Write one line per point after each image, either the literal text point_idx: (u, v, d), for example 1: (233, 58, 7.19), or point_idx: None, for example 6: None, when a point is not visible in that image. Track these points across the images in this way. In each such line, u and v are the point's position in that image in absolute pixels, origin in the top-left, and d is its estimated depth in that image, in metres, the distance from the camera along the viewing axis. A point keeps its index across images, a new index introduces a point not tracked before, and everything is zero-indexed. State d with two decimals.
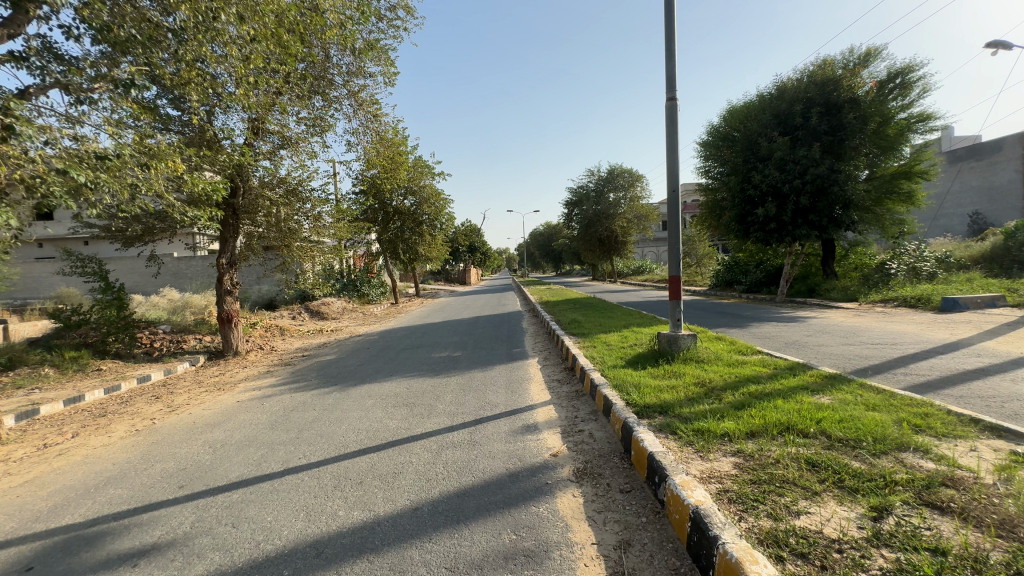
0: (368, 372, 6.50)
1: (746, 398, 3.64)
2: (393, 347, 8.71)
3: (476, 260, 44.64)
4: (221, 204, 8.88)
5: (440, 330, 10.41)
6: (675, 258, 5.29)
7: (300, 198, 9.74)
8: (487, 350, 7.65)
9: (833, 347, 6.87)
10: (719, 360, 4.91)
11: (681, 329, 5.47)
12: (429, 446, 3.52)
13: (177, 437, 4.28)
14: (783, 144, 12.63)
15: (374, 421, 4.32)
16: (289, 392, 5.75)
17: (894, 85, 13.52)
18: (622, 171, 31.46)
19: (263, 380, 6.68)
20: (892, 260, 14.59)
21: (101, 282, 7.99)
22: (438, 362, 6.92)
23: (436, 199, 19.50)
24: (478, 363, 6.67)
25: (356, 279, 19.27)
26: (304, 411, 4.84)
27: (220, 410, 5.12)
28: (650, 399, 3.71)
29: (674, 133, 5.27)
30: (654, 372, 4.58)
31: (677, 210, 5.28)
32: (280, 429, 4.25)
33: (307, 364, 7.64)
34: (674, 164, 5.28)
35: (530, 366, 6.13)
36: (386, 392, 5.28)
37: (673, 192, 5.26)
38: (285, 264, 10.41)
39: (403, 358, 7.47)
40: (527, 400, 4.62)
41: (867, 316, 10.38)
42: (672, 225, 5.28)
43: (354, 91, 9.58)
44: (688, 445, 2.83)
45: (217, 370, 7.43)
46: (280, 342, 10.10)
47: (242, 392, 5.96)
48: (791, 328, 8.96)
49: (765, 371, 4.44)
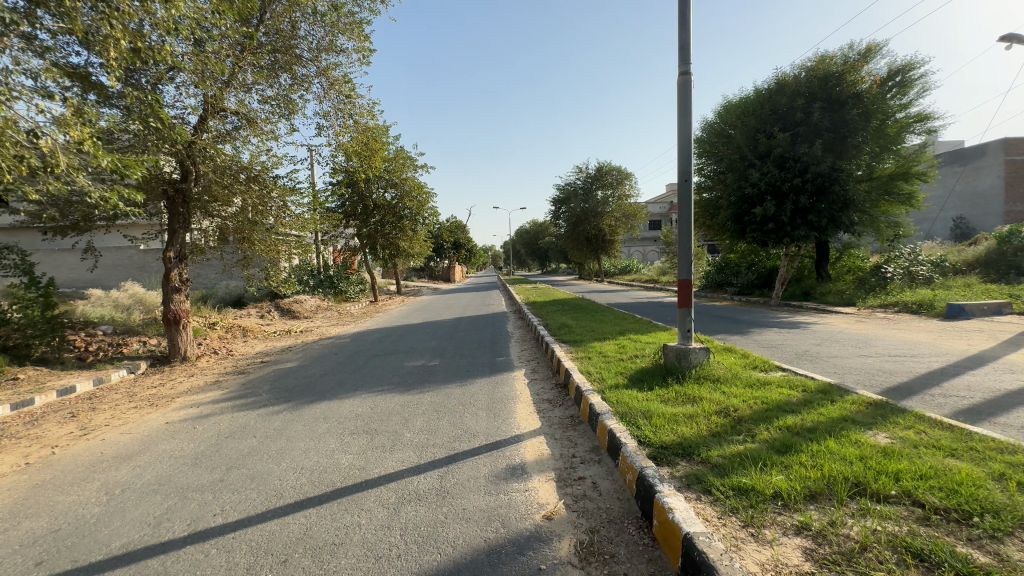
0: (330, 385, 5.65)
1: (786, 435, 2.93)
2: (364, 352, 7.84)
3: (460, 258, 43.67)
4: (169, 190, 7.89)
5: (418, 333, 9.58)
6: (686, 258, 4.56)
7: (263, 187, 8.81)
8: (468, 358, 6.84)
9: (849, 360, 6.21)
10: (737, 379, 4.21)
11: (690, 341, 4.75)
12: (385, 499, 2.72)
13: (73, 476, 3.38)
14: (783, 140, 12.11)
15: (324, 455, 3.50)
16: (232, 410, 4.88)
17: (894, 83, 13.06)
18: (610, 169, 30.94)
19: (208, 393, 5.77)
20: (888, 263, 14.20)
21: (25, 277, 6.96)
22: (412, 372, 6.11)
23: (419, 193, 18.59)
24: (458, 374, 5.87)
25: (332, 276, 18.26)
26: (243, 438, 3.99)
27: (141, 436, 4.22)
28: (666, 436, 2.98)
29: (687, 113, 4.53)
30: (664, 396, 3.86)
31: (689, 202, 4.55)
32: (205, 466, 3.40)
33: (264, 373, 6.74)
34: (686, 148, 4.54)
35: (515, 380, 5.35)
36: (346, 414, 4.44)
37: (685, 181, 4.52)
38: (247, 260, 9.45)
39: (373, 367, 6.60)
40: (512, 427, 3.83)
41: (871, 323, 9.83)
42: (683, 218, 4.55)
43: (325, 68, 8.67)
44: (734, 517, 2.08)
45: (158, 381, 6.48)
46: (239, 345, 9.14)
47: (176, 410, 5.05)
48: (795, 336, 8.32)
49: (794, 395, 3.73)
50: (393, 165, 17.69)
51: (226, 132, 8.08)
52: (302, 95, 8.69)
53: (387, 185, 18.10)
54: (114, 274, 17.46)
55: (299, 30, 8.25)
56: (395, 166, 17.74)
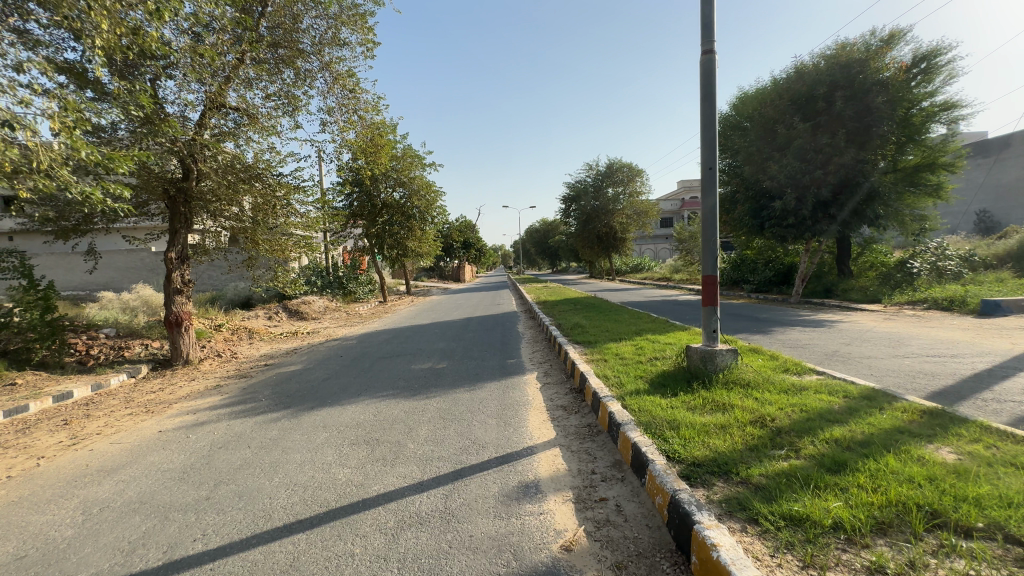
0: (333, 390, 5.38)
1: (834, 450, 2.58)
2: (370, 355, 7.59)
3: (470, 258, 43.46)
4: (169, 190, 7.71)
5: (426, 334, 9.34)
6: (710, 253, 4.22)
7: (267, 185, 8.61)
8: (477, 360, 6.54)
9: (885, 361, 5.80)
10: (769, 384, 3.85)
11: (716, 342, 4.39)
12: (382, 523, 2.43)
13: (50, 492, 3.13)
14: (804, 131, 11.64)
15: (321, 468, 3.23)
16: (230, 417, 4.63)
17: (919, 70, 12.50)
18: (621, 166, 30.50)
19: (206, 399, 5.53)
20: (913, 258, 13.64)
21: (24, 280, 6.80)
22: (418, 376, 5.83)
23: (427, 192, 18.38)
24: (466, 378, 5.58)
25: (341, 277, 18.14)
26: (235, 450, 3.72)
27: (130, 446, 3.98)
28: (698, 452, 2.64)
29: (711, 96, 4.19)
30: (690, 403, 3.52)
31: (714, 192, 4.21)
32: (193, 482, 3.15)
33: (266, 377, 6.50)
34: (711, 133, 4.20)
35: (527, 385, 5.03)
36: (348, 422, 4.17)
37: (710, 169, 4.18)
38: (251, 260, 9.26)
39: (378, 370, 6.34)
40: (524, 438, 3.51)
41: (900, 321, 9.36)
42: (708, 210, 4.22)
43: (328, 63, 8.45)
44: (789, 555, 1.76)
45: (158, 385, 6.28)
46: (243, 348, 8.95)
47: (172, 417, 4.82)
48: (821, 336, 7.89)
49: (836, 403, 3.37)
50: (401, 164, 17.48)
51: (228, 130, 7.90)
52: (306, 91, 8.48)
53: (395, 184, 17.90)
54: (128, 276, 17.51)
55: (301, 23, 8.04)
56: (403, 165, 17.53)
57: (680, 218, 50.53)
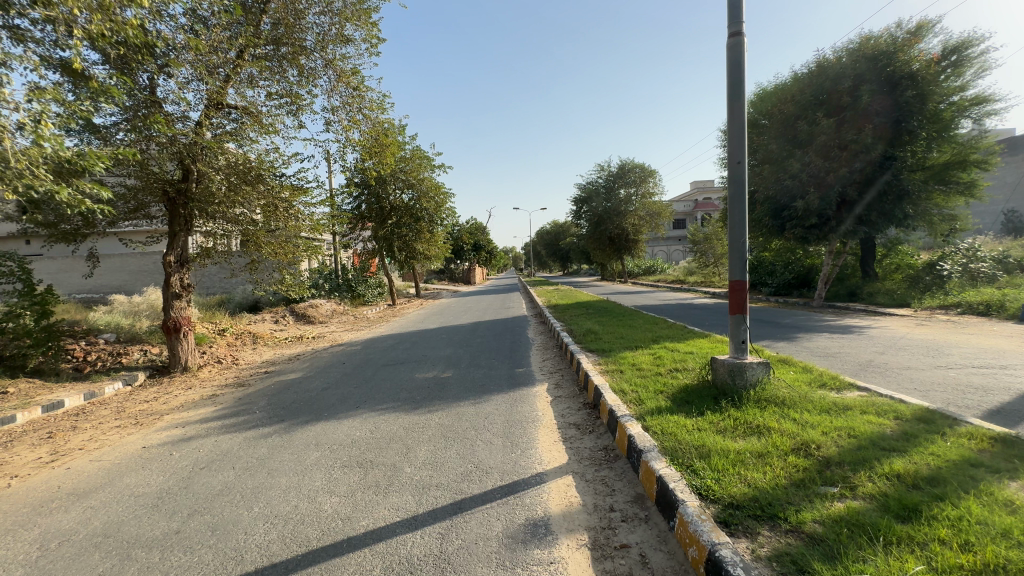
0: (331, 401, 5.08)
1: (899, 489, 2.19)
2: (374, 362, 7.29)
3: (480, 260, 43.24)
4: (168, 192, 7.49)
5: (433, 340, 9.04)
6: (738, 256, 3.84)
7: (271, 187, 8.38)
8: (484, 369, 6.20)
9: (926, 372, 5.33)
10: (807, 402, 3.46)
11: (745, 353, 3.99)
12: (367, 572, 2.09)
13: (11, 521, 2.85)
14: (828, 127, 11.13)
15: (308, 496, 2.91)
16: (219, 432, 4.34)
17: (948, 63, 11.90)
18: (633, 166, 29.99)
19: (200, 409, 5.26)
20: (943, 260, 13.02)
21: (21, 285, 6.60)
22: (422, 386, 5.50)
23: (436, 193, 18.13)
24: (472, 389, 5.23)
25: (349, 279, 17.99)
26: (218, 471, 3.41)
27: (108, 465, 3.69)
28: (735, 489, 2.26)
29: (738, 83, 3.83)
30: (719, 425, 3.14)
31: (743, 187, 3.82)
32: (166, 511, 2.84)
33: (264, 385, 6.23)
34: (740, 122, 3.83)
35: (537, 398, 4.67)
36: (342, 440, 3.86)
37: (738, 162, 3.81)
38: (254, 264, 9.03)
39: (380, 380, 6.03)
40: (533, 462, 3.15)
41: (933, 327, 8.82)
42: (735, 208, 3.84)
43: (332, 60, 8.20)
44: None
45: (152, 394, 6.03)
46: (246, 353, 8.72)
47: (160, 431, 4.54)
48: (850, 343, 7.40)
49: (888, 427, 2.97)
50: (409, 165, 17.26)
51: (230, 131, 7.69)
52: (310, 90, 8.26)
53: (404, 186, 17.68)
54: (141, 279, 17.53)
55: (305, 20, 7.81)
56: (412, 166, 17.28)
57: (693, 219, 49.79)
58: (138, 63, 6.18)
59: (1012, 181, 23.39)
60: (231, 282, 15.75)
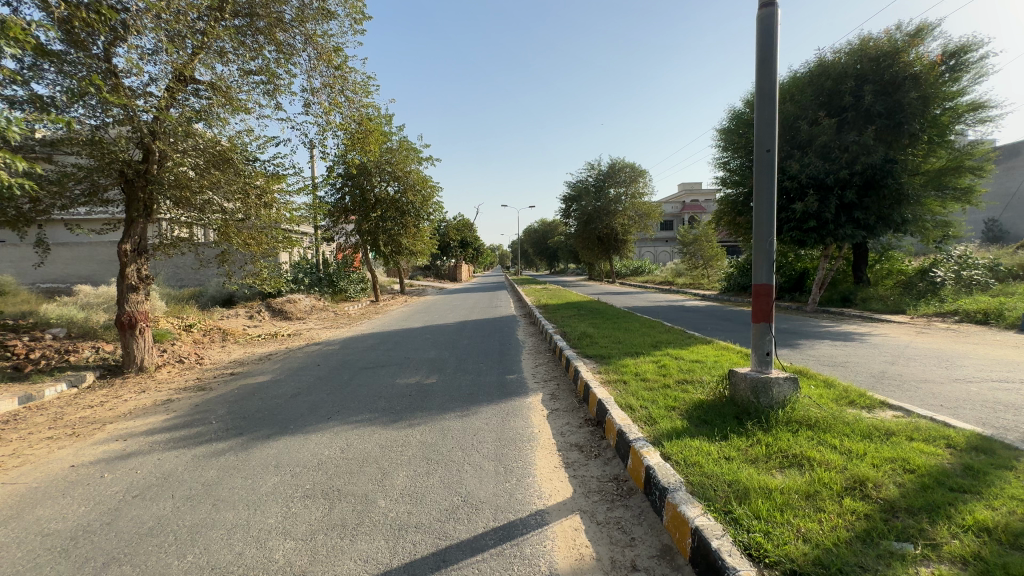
0: (300, 411, 4.52)
1: (995, 552, 1.75)
2: (352, 364, 6.72)
3: (467, 256, 42.65)
4: (126, 173, 6.80)
5: (416, 340, 8.48)
6: (764, 257, 3.38)
7: (243, 172, 7.73)
8: (472, 374, 5.68)
9: (946, 386, 4.96)
10: (843, 425, 3.03)
11: (768, 367, 3.54)
12: None
13: None
14: (829, 127, 10.88)
15: (257, 540, 2.36)
16: (166, 448, 3.75)
17: (947, 67, 11.70)
18: (624, 165, 29.71)
19: (149, 417, 4.64)
20: (936, 266, 12.90)
21: None
22: (403, 394, 4.96)
23: (423, 186, 17.52)
24: (458, 398, 4.72)
25: (331, 274, 17.32)
26: (154, 501, 2.84)
27: (21, 491, 3.09)
28: (793, 548, 1.80)
29: (769, 61, 3.40)
30: (749, 454, 2.69)
31: (772, 179, 3.37)
32: (74, 560, 2.27)
33: (228, 389, 5.64)
34: (770, 105, 3.39)
35: (531, 411, 4.17)
36: (309, 461, 3.32)
37: (768, 150, 3.37)
38: (223, 255, 8.36)
39: (357, 385, 5.47)
40: (533, 495, 2.66)
41: (934, 335, 8.57)
42: (762, 203, 3.39)
43: (312, 37, 7.61)
44: None
45: (99, 399, 5.38)
46: (213, 352, 8.06)
47: (97, 444, 3.92)
48: (855, 352, 7.05)
49: (946, 459, 2.55)
50: (396, 157, 16.77)
51: (198, 109, 7.04)
52: (288, 69, 7.68)
53: (390, 178, 17.04)
54: (110, 269, 16.61)
55: None
56: (399, 158, 16.80)
57: (680, 221, 49.80)
58: (89, 25, 5.54)
59: (996, 191, 23.62)
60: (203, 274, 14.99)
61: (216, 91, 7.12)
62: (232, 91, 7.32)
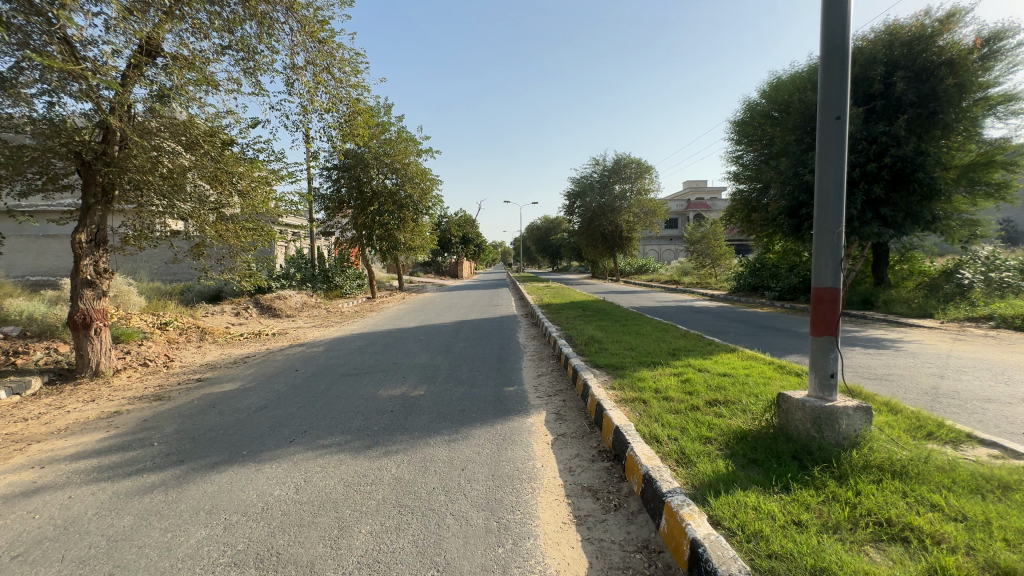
0: (261, 431, 3.84)
1: None
2: (334, 370, 6.04)
3: (468, 253, 41.95)
4: (83, 156, 6.11)
5: (408, 342, 7.79)
6: (830, 251, 2.68)
7: (220, 156, 7.03)
8: (465, 385, 5.00)
9: (1019, 409, 4.20)
10: (942, 474, 2.31)
11: (834, 392, 2.81)
12: None
13: None
14: (857, 117, 10.06)
15: None
16: (84, 481, 3.06)
17: (980, 55, 10.91)
18: (630, 161, 28.90)
19: (85, 435, 3.96)
20: (963, 268, 12.16)
21: None
22: (384, 410, 4.28)
23: (422, 179, 16.81)
24: (448, 415, 4.04)
25: (326, 269, 16.67)
26: (33, 568, 2.15)
27: None
28: None
29: (840, 4, 2.67)
30: (829, 518, 1.99)
31: (841, 154, 2.66)
32: None
33: (188, 400, 4.97)
34: (842, 58, 2.66)
35: (534, 437, 3.47)
36: (254, 506, 2.63)
37: (838, 117, 2.65)
38: (198, 248, 7.67)
39: (332, 397, 4.78)
40: (536, 569, 1.98)
41: (974, 343, 7.82)
42: (827, 183, 2.69)
43: (295, 10, 6.90)
44: None
45: (37, 409, 4.71)
46: (185, 353, 7.41)
47: (6, 472, 3.23)
48: (894, 362, 6.29)
49: None
50: (395, 148, 16.07)
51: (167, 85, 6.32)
52: (269, 44, 6.99)
53: (388, 170, 16.33)
54: None
55: None
56: (397, 149, 16.11)
57: (685, 219, 48.93)
58: None
59: None
60: (191, 268, 14.32)
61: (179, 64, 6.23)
62: (204, 65, 6.58)
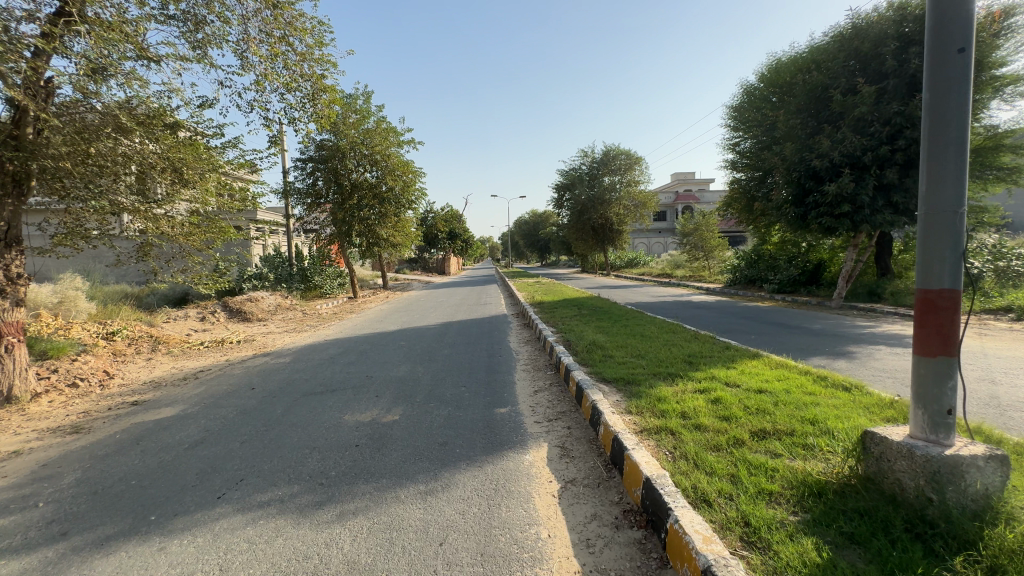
0: (185, 482, 2.98)
1: None
2: (296, 387, 5.17)
3: (456, 249, 40.94)
4: None
5: (386, 350, 6.94)
6: (948, 239, 1.93)
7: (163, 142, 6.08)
8: (448, 407, 4.17)
9: None
10: None
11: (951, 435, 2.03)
12: None
13: None
14: (868, 96, 9.41)
15: None
16: None
17: None
18: (620, 152, 28.14)
19: None
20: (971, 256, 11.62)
21: None
22: (346, 444, 3.44)
23: (404, 171, 15.87)
24: (426, 452, 3.22)
25: (304, 268, 15.70)
26: None
27: None
28: None
29: None
30: None
31: (964, 104, 1.91)
32: None
33: (111, 432, 4.06)
34: None
35: (535, 486, 2.67)
36: None
37: (962, 50, 1.90)
38: (143, 247, 6.71)
39: (287, 426, 3.94)
40: None
41: (1002, 338, 7.23)
42: (945, 143, 1.94)
43: None
44: None
45: None
46: (130, 368, 6.48)
47: None
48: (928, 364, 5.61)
49: None
50: (373, 138, 15.08)
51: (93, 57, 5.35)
52: (218, 12, 6.04)
53: (367, 162, 15.35)
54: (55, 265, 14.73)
55: None
56: (376, 140, 15.12)
57: (674, 211, 48.50)
58: None
59: None
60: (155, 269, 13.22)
61: (98, 25, 5.08)
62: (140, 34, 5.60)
